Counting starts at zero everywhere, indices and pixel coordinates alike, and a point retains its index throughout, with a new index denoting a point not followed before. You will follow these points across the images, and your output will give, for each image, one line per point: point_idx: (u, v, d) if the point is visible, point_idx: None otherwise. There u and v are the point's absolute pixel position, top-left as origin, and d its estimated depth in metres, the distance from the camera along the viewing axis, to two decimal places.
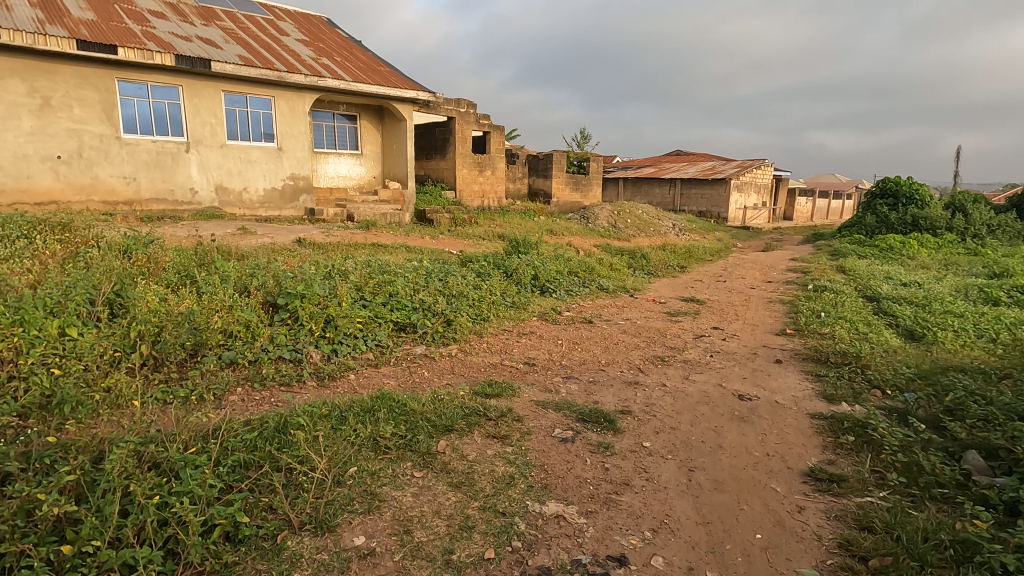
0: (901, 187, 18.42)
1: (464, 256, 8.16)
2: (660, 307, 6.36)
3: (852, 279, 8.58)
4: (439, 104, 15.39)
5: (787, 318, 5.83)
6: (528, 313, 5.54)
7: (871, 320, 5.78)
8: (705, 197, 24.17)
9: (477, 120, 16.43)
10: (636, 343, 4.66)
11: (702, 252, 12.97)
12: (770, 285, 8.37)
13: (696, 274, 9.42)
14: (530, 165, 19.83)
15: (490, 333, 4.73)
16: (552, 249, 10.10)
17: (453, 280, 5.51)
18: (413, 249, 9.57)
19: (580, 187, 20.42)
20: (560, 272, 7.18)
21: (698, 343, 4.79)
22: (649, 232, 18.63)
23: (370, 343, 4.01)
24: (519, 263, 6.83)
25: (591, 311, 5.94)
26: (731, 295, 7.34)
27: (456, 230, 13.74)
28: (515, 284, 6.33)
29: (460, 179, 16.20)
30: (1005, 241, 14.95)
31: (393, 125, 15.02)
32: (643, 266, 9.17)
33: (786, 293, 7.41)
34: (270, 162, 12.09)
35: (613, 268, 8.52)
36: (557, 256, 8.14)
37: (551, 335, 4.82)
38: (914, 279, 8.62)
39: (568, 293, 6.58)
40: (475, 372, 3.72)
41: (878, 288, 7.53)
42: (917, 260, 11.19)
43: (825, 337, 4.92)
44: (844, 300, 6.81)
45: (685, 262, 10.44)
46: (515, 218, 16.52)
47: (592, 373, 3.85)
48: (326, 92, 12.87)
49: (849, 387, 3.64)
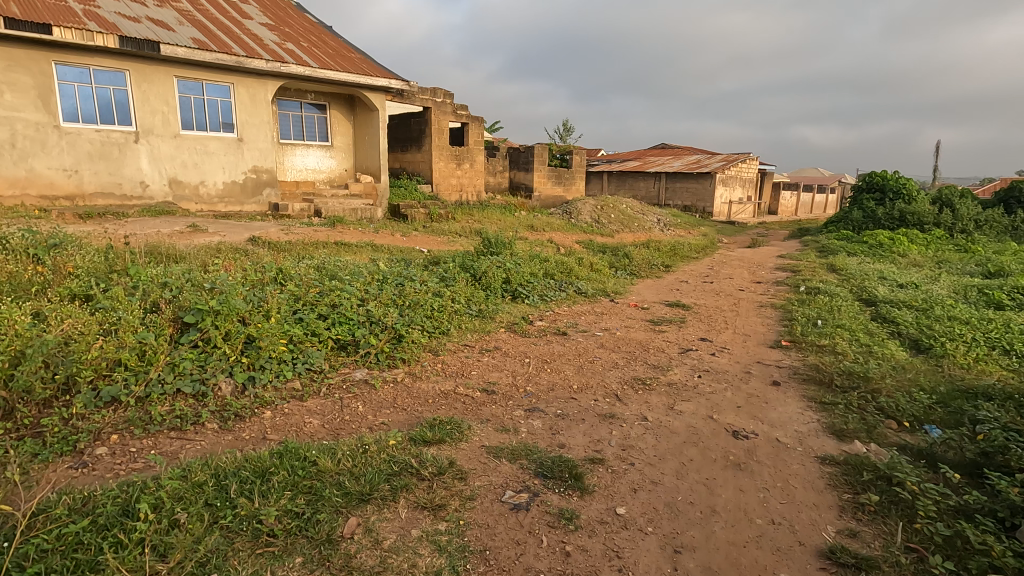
0: (887, 181, 18.09)
1: (432, 256, 7.53)
2: (643, 314, 5.80)
3: (845, 279, 8.11)
4: (414, 93, 14.66)
5: (781, 327, 5.30)
6: (494, 323, 4.94)
7: (873, 329, 5.26)
8: (690, 191, 23.73)
9: (454, 111, 15.72)
10: (614, 362, 4.08)
11: (687, 249, 12.45)
12: (759, 286, 7.87)
13: (682, 274, 8.89)
14: (511, 158, 19.17)
15: (448, 351, 4.13)
16: (529, 248, 9.51)
17: (411, 288, 4.89)
18: (380, 248, 8.90)
19: (563, 181, 19.81)
20: (535, 274, 6.59)
21: (684, 360, 4.23)
22: (634, 228, 18.12)
23: (299, 368, 3.38)
24: (489, 266, 6.22)
25: (566, 320, 5.35)
26: (719, 298, 6.80)
27: (431, 226, 13.08)
28: (484, 290, 5.72)
29: (437, 173, 15.49)
30: (994, 237, 14.65)
31: (365, 116, 14.26)
32: (626, 267, 8.62)
33: (777, 297, 6.90)
34: (229, 154, 11.31)
35: (593, 269, 7.95)
36: (532, 256, 7.55)
37: (518, 352, 4.22)
38: (909, 279, 8.16)
39: (542, 299, 5.99)
40: (420, 405, 3.12)
41: (874, 290, 7.05)
42: (908, 258, 10.77)
43: (825, 351, 4.39)
44: (840, 304, 6.30)
45: (669, 261, 9.91)
46: (494, 214, 15.88)
47: (560, 403, 3.25)
48: (290, 79, 12.09)
49: (862, 419, 3.10)
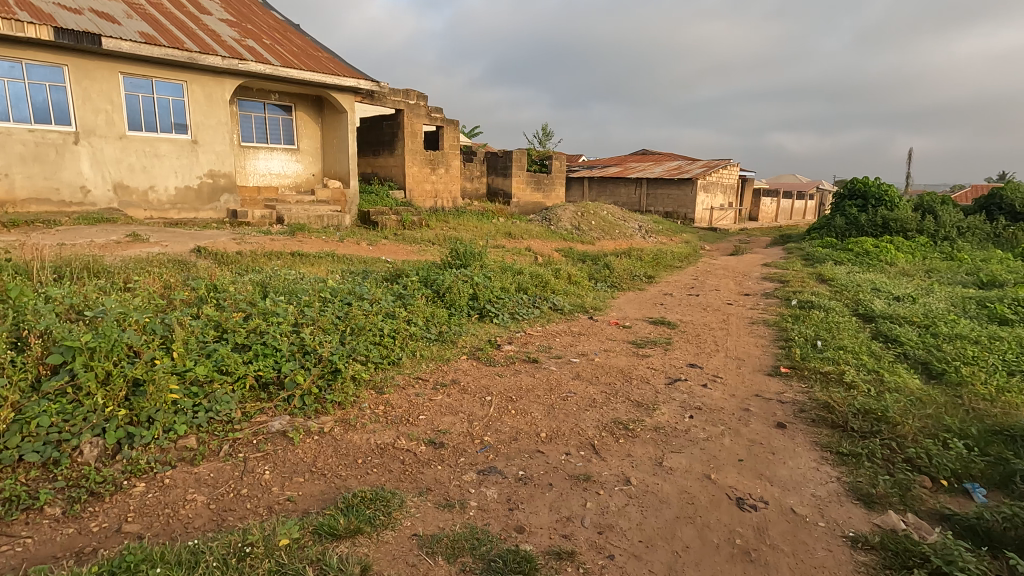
0: (869, 188, 17.91)
1: (396, 269, 6.89)
2: (624, 334, 5.23)
3: (837, 291, 7.67)
4: (386, 95, 14.00)
5: (777, 350, 4.77)
6: (456, 350, 4.31)
7: (877, 351, 4.76)
8: (671, 197, 23.40)
9: (428, 114, 15.10)
10: (592, 398, 3.48)
11: (670, 258, 11.97)
12: (747, 299, 7.37)
13: (665, 285, 8.37)
14: (489, 163, 18.60)
15: (396, 388, 3.49)
16: (504, 258, 8.92)
17: (359, 309, 4.25)
18: (342, 258, 8.22)
19: (542, 186, 19.29)
20: (506, 290, 5.98)
21: (672, 393, 3.65)
22: (615, 235, 17.65)
23: (197, 419, 2.72)
24: (454, 280, 5.60)
25: (538, 344, 4.75)
26: (706, 314, 6.27)
27: (402, 234, 12.44)
28: (447, 310, 5.09)
29: (410, 178, 14.83)
30: (977, 244, 14.46)
31: (333, 118, 13.57)
32: (606, 278, 8.06)
33: (768, 313, 6.39)
34: (182, 158, 10.53)
35: (571, 282, 7.38)
36: (505, 268, 6.95)
37: (480, 386, 3.60)
38: (904, 290, 7.73)
39: (513, 319, 5.38)
40: (346, 467, 2.48)
41: (870, 304, 6.59)
42: (896, 267, 10.40)
43: (831, 380, 3.86)
44: (836, 322, 5.80)
45: (652, 271, 9.39)
46: (470, 221, 15.28)
47: (524, 461, 2.63)
48: (251, 78, 11.34)
49: (890, 477, 2.55)
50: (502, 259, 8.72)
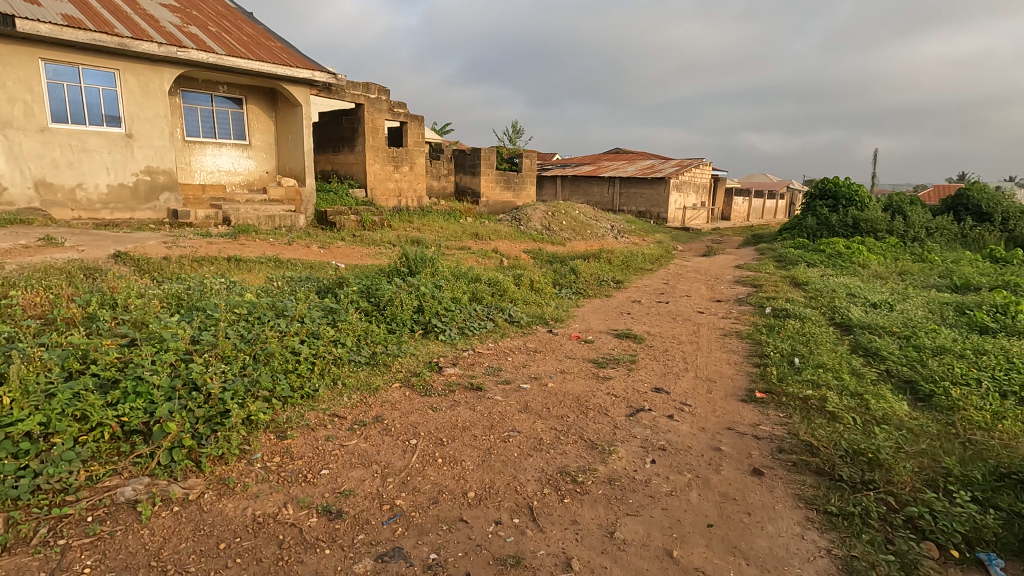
0: (840, 188, 17.83)
1: (339, 276, 6.27)
2: (586, 351, 4.71)
3: (811, 296, 7.31)
4: (344, 88, 13.27)
5: (752, 369, 4.30)
6: (388, 376, 3.72)
7: (859, 369, 4.33)
8: (644, 196, 23.11)
9: (391, 109, 14.41)
10: (538, 438, 2.94)
11: (640, 260, 11.55)
12: (719, 307, 6.95)
13: (633, 291, 7.92)
14: (456, 161, 17.96)
15: (304, 430, 2.90)
16: (464, 264, 8.36)
17: (274, 330, 3.64)
18: (285, 263, 7.56)
19: (512, 185, 18.74)
20: (459, 300, 5.41)
21: (632, 429, 3.14)
22: (586, 235, 17.21)
23: (17, 488, 2.11)
24: (397, 290, 5.02)
25: (487, 365, 4.20)
26: (676, 325, 5.81)
27: (361, 236, 11.78)
28: (386, 327, 4.50)
29: (372, 176, 14.12)
30: (946, 245, 14.43)
31: (287, 112, 12.79)
32: (571, 284, 7.57)
33: (741, 323, 5.97)
34: (115, 153, 9.68)
35: (533, 289, 6.85)
36: (460, 274, 6.38)
37: (407, 425, 3.03)
38: (880, 296, 7.41)
39: (463, 335, 4.82)
40: (202, 558, 1.90)
41: (847, 312, 6.22)
42: (869, 270, 10.17)
43: (812, 409, 3.41)
44: (813, 332, 5.41)
45: (620, 275, 8.93)
46: (436, 221, 14.66)
47: (440, 537, 2.08)
48: (193, 67, 10.53)
49: (890, 549, 2.08)
50: (461, 264, 8.16)
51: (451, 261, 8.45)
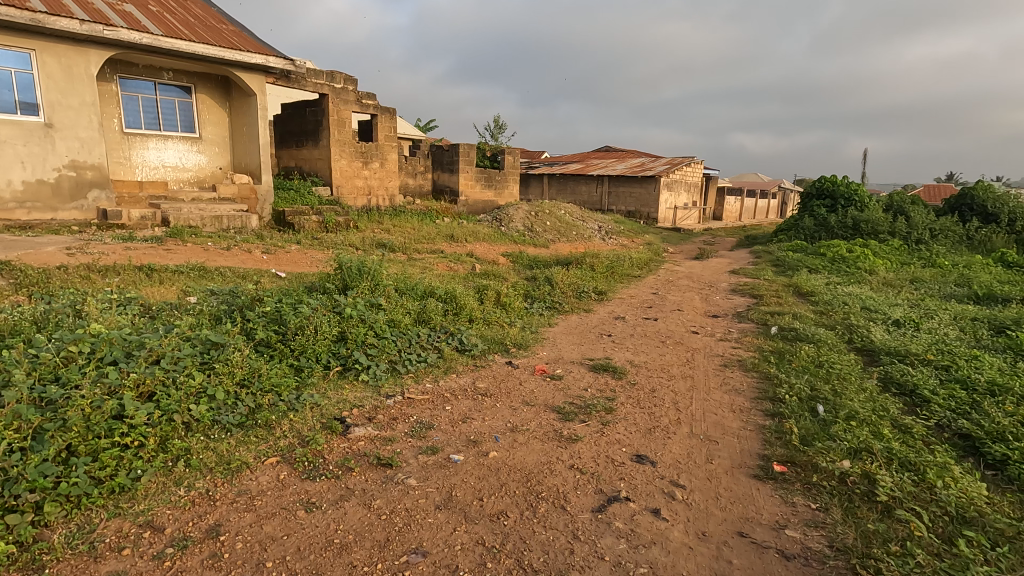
0: (838, 187, 17.00)
1: (264, 292, 5.20)
2: (550, 393, 3.69)
3: (820, 311, 6.36)
4: (305, 76, 12.14)
5: (764, 423, 3.30)
6: (263, 446, 2.67)
7: (902, 420, 3.34)
8: (634, 195, 22.16)
9: (358, 100, 13.29)
10: (451, 571, 1.92)
11: (628, 265, 10.56)
12: (715, 324, 5.96)
13: (617, 304, 6.92)
14: (434, 158, 16.89)
15: (78, 568, 1.85)
16: (423, 276, 7.34)
17: (95, 383, 2.54)
18: (213, 272, 6.46)
19: (493, 184, 17.69)
20: (398, 324, 4.36)
21: (598, 542, 2.11)
22: (572, 237, 16.21)
23: None
24: (314, 313, 3.96)
25: (415, 420, 3.16)
26: (666, 351, 4.80)
27: (321, 239, 10.74)
28: (288, 368, 3.44)
29: (337, 173, 13.02)
30: (951, 248, 13.58)
31: (242, 102, 11.67)
32: (545, 296, 6.55)
33: (743, 347, 4.97)
34: (32, 144, 8.53)
35: (498, 306, 5.81)
36: (409, 288, 5.34)
37: (253, 545, 1.99)
38: (898, 310, 6.46)
39: (393, 374, 3.77)
40: None
41: (867, 333, 5.25)
42: (878, 277, 9.25)
43: (857, 501, 2.41)
44: (833, 362, 4.43)
45: (604, 284, 7.93)
46: (408, 222, 13.60)
47: None
48: (127, 49, 9.38)
49: None
50: (420, 274, 7.14)
51: (408, 272, 7.43)
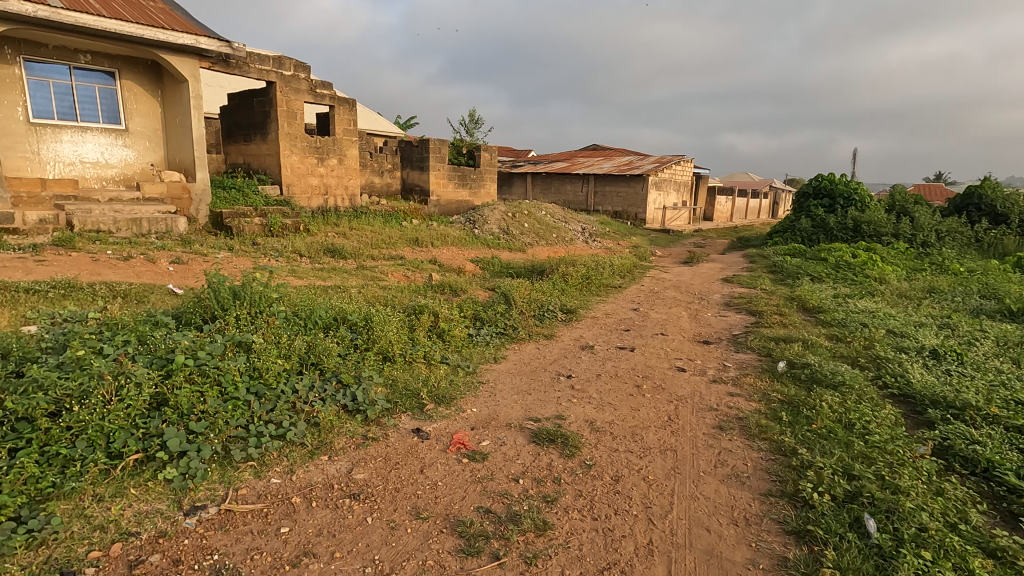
0: (836, 185, 15.93)
1: (113, 319, 3.92)
2: (460, 492, 2.45)
3: (835, 335, 5.20)
4: (247, 62, 10.82)
5: (786, 555, 2.08)
6: None
7: (999, 544, 2.16)
8: (620, 195, 21.02)
9: (312, 90, 11.98)
10: None
11: (608, 273, 9.35)
12: (706, 356, 4.76)
13: (587, 326, 5.71)
14: (403, 154, 15.59)
15: None
16: (354, 296, 6.09)
17: None
18: (82, 290, 5.18)
19: (469, 182, 16.44)
20: (263, 374, 3.09)
21: None
22: (552, 240, 15.00)
23: None
24: (121, 367, 2.68)
25: (212, 567, 1.91)
26: (641, 402, 3.58)
27: (261, 244, 9.48)
28: (36, 464, 2.17)
29: (288, 170, 11.71)
30: (960, 251, 12.53)
31: (174, 90, 10.34)
32: (497, 318, 5.33)
33: (742, 393, 3.77)
34: None
35: (431, 337, 4.56)
36: (307, 314, 4.07)
37: None
38: (929, 333, 5.30)
39: (223, 463, 2.49)
40: None
41: (902, 372, 4.07)
42: (891, 287, 8.11)
43: None
44: (868, 421, 3.24)
45: (576, 301, 6.72)
46: (369, 224, 12.33)
47: None
48: (22, 24, 8.03)
49: None
50: (349, 292, 5.88)
51: (334, 292, 6.20)
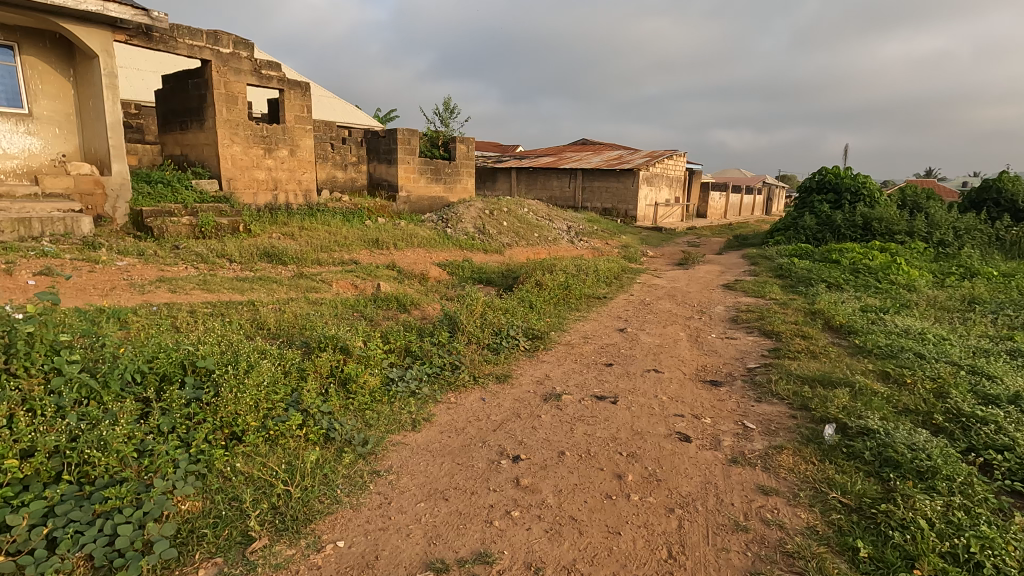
0: (842, 179, 14.71)
1: None
2: None
3: (887, 374, 3.87)
4: (175, 37, 9.32)
5: None
6: None
7: None
8: (610, 191, 19.70)
9: (255, 70, 10.49)
10: None
11: (591, 280, 7.99)
12: (717, 409, 3.41)
13: (558, 359, 4.33)
14: (369, 146, 14.15)
15: None
16: (256, 324, 4.69)
17: None
18: None
19: (443, 177, 15.01)
20: None
21: None
22: (534, 240, 13.64)
23: None
24: None
25: None
26: (622, 516, 2.22)
27: (186, 247, 8.07)
28: None
29: (228, 162, 10.24)
30: (982, 251, 11.34)
31: (87, 68, 8.83)
32: (432, 354, 3.92)
33: (782, 491, 2.42)
34: None
35: (322, 396, 3.14)
36: (118, 366, 2.66)
37: None
38: (1007, 368, 4.00)
39: None
40: None
41: (1013, 442, 2.74)
42: (925, 297, 6.85)
43: None
44: (1005, 558, 1.93)
45: (547, 322, 5.35)
46: (324, 223, 10.91)
47: None
48: None
49: None
50: (247, 324, 4.48)
51: (229, 321, 4.77)
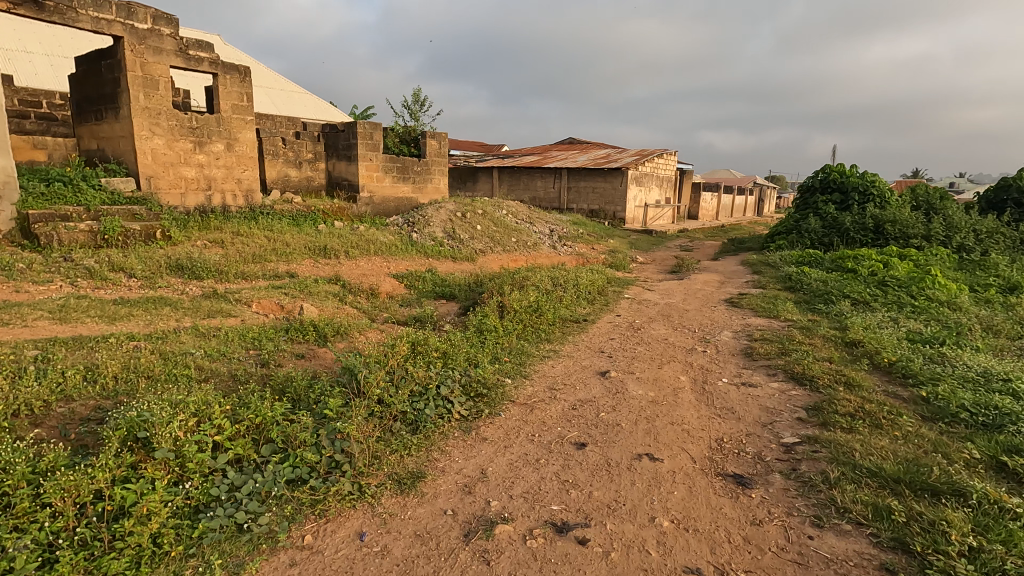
0: (848, 178, 13.50)
1: None
2: None
3: (1006, 468, 2.53)
4: (76, 7, 7.79)
5: None
6: None
7: None
8: (597, 191, 18.38)
9: (180, 50, 8.98)
10: None
11: (570, 297, 6.61)
12: (758, 551, 2.03)
13: (507, 434, 2.94)
14: (327, 141, 12.68)
15: None
16: (80, 391, 3.29)
17: None
18: None
19: (411, 175, 13.57)
20: None
21: None
22: (511, 245, 12.27)
23: None
24: None
25: None
26: None
27: (76, 259, 6.57)
28: None
29: (147, 157, 8.74)
30: (1008, 255, 10.16)
31: None
32: (302, 443, 2.49)
33: None
34: None
35: (48, 562, 1.80)
36: None
37: None
38: None
39: None
40: None
41: None
42: (976, 319, 5.57)
43: None
44: None
45: (501, 366, 3.95)
46: (265, 228, 9.45)
47: None
48: None
49: None
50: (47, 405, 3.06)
51: (40, 376, 3.31)
